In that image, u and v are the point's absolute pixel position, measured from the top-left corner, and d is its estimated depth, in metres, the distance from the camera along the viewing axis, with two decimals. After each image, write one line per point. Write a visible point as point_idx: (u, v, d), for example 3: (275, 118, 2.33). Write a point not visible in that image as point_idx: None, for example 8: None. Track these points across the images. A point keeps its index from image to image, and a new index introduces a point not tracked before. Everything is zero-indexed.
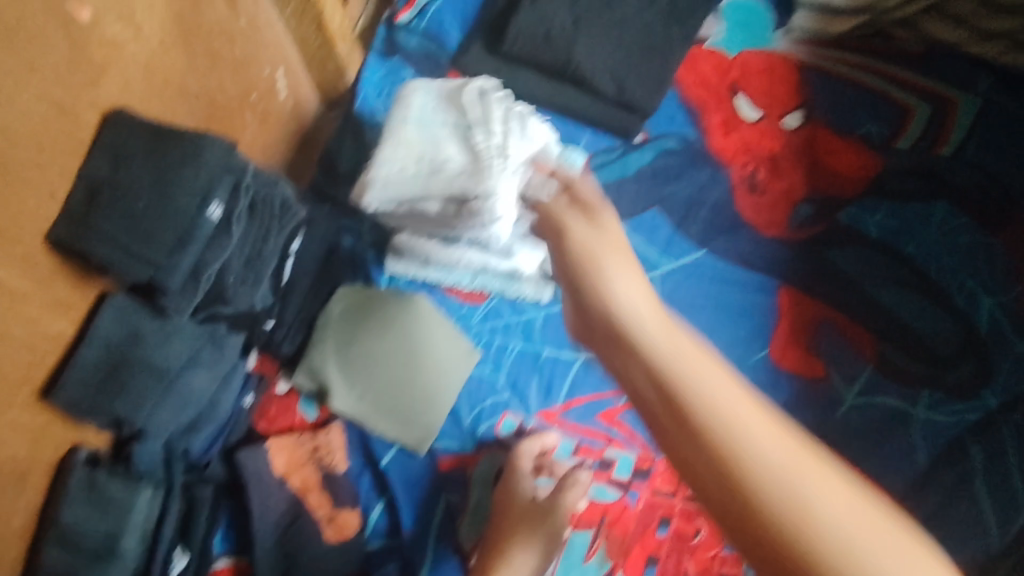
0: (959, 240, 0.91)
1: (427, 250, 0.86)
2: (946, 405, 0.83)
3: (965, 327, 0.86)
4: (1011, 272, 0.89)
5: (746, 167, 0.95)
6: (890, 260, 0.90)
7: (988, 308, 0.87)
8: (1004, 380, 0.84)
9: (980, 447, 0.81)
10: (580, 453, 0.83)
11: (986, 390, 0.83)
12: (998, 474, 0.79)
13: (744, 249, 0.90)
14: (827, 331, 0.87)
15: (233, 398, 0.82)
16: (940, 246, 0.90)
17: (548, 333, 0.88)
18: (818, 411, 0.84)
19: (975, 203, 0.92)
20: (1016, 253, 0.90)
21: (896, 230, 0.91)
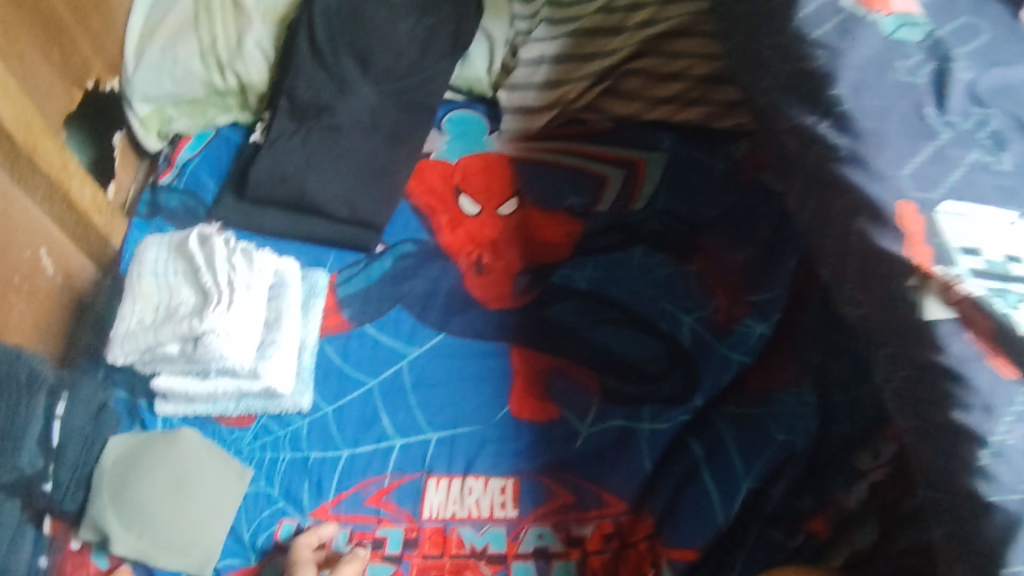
0: (656, 275, 1.06)
1: (184, 388, 0.97)
2: (663, 414, 0.97)
3: (670, 347, 1.01)
4: (704, 292, 1.04)
5: (471, 255, 1.07)
6: (601, 305, 1.04)
7: (688, 325, 1.02)
8: (708, 382, 0.98)
9: (700, 442, 0.94)
10: (355, 538, 0.92)
11: (694, 394, 0.97)
12: (715, 461, 0.92)
13: (477, 324, 1.03)
14: (557, 378, 1.00)
15: (24, 562, 0.86)
16: (641, 284, 1.05)
17: (314, 438, 0.98)
18: (558, 446, 0.96)
19: (668, 243, 1.08)
20: (708, 274, 1.05)
21: (603, 279, 1.05)
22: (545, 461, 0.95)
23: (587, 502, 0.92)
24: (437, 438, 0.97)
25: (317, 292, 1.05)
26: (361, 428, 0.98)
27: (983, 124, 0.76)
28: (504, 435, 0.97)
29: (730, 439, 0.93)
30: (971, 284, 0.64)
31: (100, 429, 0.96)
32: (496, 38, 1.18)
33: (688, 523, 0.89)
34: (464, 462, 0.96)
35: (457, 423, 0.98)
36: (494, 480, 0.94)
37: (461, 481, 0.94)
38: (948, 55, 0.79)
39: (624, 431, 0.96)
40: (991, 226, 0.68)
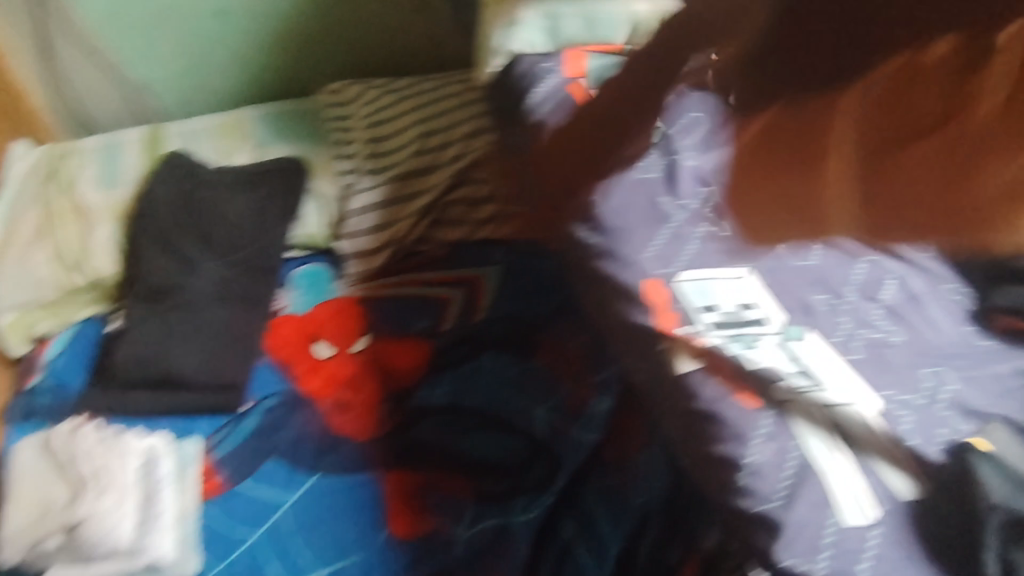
0: (508, 373, 1.16)
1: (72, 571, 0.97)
2: (535, 502, 1.05)
3: (530, 440, 1.11)
4: (554, 384, 1.14)
5: (335, 398, 1.16)
6: (461, 412, 1.13)
7: (545, 417, 1.11)
8: (568, 463, 1.07)
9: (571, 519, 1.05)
10: None
11: (557, 476, 1.06)
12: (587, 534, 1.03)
13: (346, 459, 1.11)
14: (432, 493, 1.07)
15: None
16: (494, 385, 1.15)
17: None
18: (438, 553, 1.03)
19: (508, 345, 1.19)
20: (551, 364, 1.17)
21: (460, 390, 1.15)
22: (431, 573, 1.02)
23: None
24: None
25: (191, 459, 1.10)
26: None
27: (710, 200, 0.88)
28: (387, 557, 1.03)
29: (598, 514, 1.04)
30: (713, 337, 0.77)
31: None
32: (326, 197, 1.37)
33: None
34: None
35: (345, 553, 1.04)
36: None
37: None
38: (673, 149, 0.92)
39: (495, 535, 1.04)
40: (730, 284, 0.80)
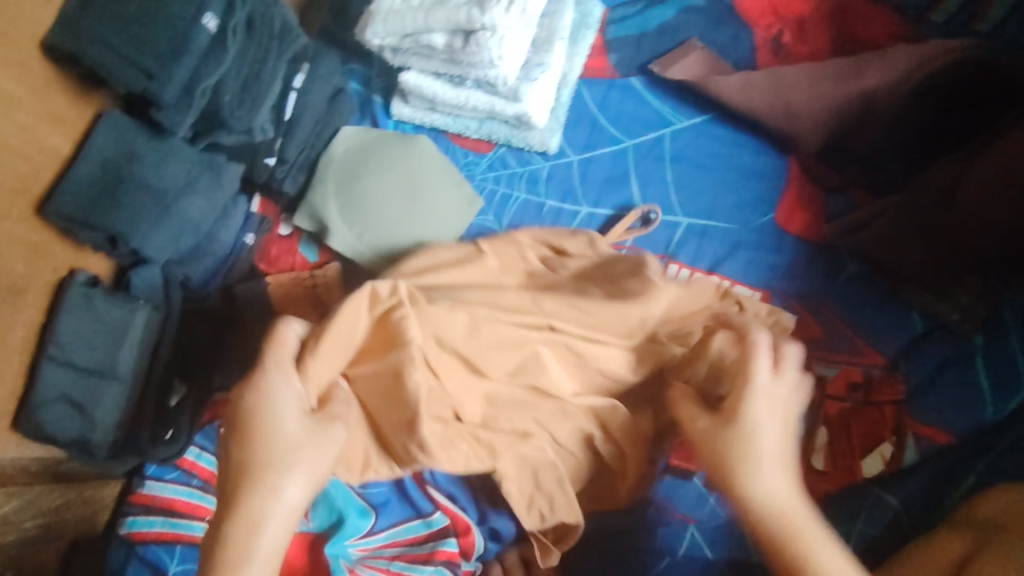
0: (980, 101, 0.79)
1: (433, 92, 0.83)
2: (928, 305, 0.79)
3: (978, 248, 0.77)
4: None
5: (771, 29, 0.90)
6: (898, 135, 0.82)
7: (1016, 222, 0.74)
8: (998, 286, 0.79)
9: (981, 337, 0.78)
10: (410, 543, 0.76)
11: (998, 285, 0.78)
12: (996, 351, 0.77)
13: (750, 87, 0.84)
14: (837, 199, 0.84)
15: (234, 232, 0.82)
16: (946, 105, 0.80)
17: (554, 184, 0.85)
18: (821, 273, 0.82)
19: (1006, 73, 0.77)
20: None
21: (917, 120, 0.81)
22: (803, 287, 0.81)
23: (838, 346, 0.79)
24: (690, 226, 0.83)
25: (591, 22, 0.88)
26: (610, 187, 0.85)
27: None
28: (763, 245, 0.82)
29: (1015, 332, 0.77)
30: None
31: (333, 113, 0.85)
32: None
33: (942, 404, 0.76)
34: (712, 260, 0.82)
35: (714, 215, 0.84)
36: (740, 288, 0.80)
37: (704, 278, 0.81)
38: None
39: (906, 304, 0.80)
40: None
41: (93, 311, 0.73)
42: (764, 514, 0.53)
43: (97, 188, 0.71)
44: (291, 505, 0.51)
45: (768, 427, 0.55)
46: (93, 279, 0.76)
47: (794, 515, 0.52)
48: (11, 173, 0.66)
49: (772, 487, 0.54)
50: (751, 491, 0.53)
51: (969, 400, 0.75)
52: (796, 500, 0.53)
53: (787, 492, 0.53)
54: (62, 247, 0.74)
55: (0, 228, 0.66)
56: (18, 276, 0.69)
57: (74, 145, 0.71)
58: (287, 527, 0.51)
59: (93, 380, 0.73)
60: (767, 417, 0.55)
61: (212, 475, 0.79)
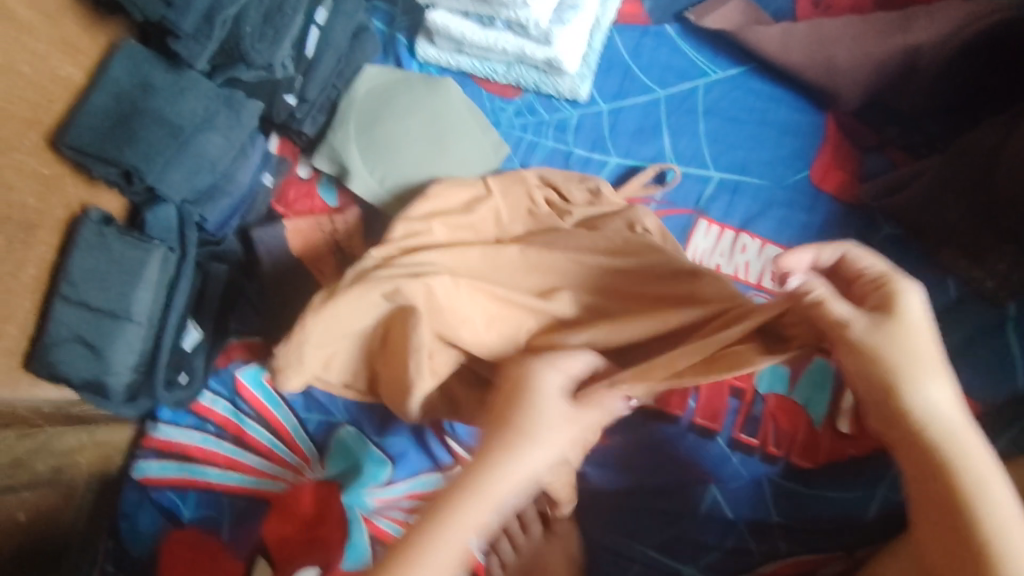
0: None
1: (460, 32, 0.79)
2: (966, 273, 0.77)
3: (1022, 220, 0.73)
4: None
5: None
6: (944, 95, 0.79)
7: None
8: None
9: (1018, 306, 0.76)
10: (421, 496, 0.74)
11: None
12: None
13: (788, 38, 0.81)
14: (873, 158, 0.82)
15: (251, 173, 0.79)
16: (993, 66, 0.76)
17: (583, 133, 0.82)
18: (855, 234, 0.80)
19: None
20: None
21: (963, 80, 0.77)
22: None
23: None
24: (721, 181, 0.81)
25: None
26: (640, 137, 0.82)
27: None
28: (796, 203, 0.80)
29: None
30: None
31: (356, 51, 0.82)
32: None
33: (974, 371, 0.74)
34: (744, 217, 0.80)
35: (747, 170, 0.81)
36: (771, 247, 0.78)
37: (736, 235, 0.79)
38: None
39: (941, 269, 0.78)
40: None
41: (107, 250, 0.70)
42: (924, 415, 0.48)
43: (112, 121, 0.68)
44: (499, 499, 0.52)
45: (923, 352, 0.49)
46: (107, 217, 0.73)
47: (957, 433, 0.48)
48: (21, 102, 0.64)
49: (869, 388, 0.50)
50: (915, 398, 0.48)
51: (997, 369, 0.74)
52: (954, 406, 0.49)
53: (953, 406, 0.49)
54: (75, 183, 0.71)
55: (11, 160, 0.64)
56: (30, 210, 0.67)
57: (88, 77, 0.69)
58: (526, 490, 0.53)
59: (104, 323, 0.70)
60: (920, 318, 0.50)
61: (227, 421, 0.78)
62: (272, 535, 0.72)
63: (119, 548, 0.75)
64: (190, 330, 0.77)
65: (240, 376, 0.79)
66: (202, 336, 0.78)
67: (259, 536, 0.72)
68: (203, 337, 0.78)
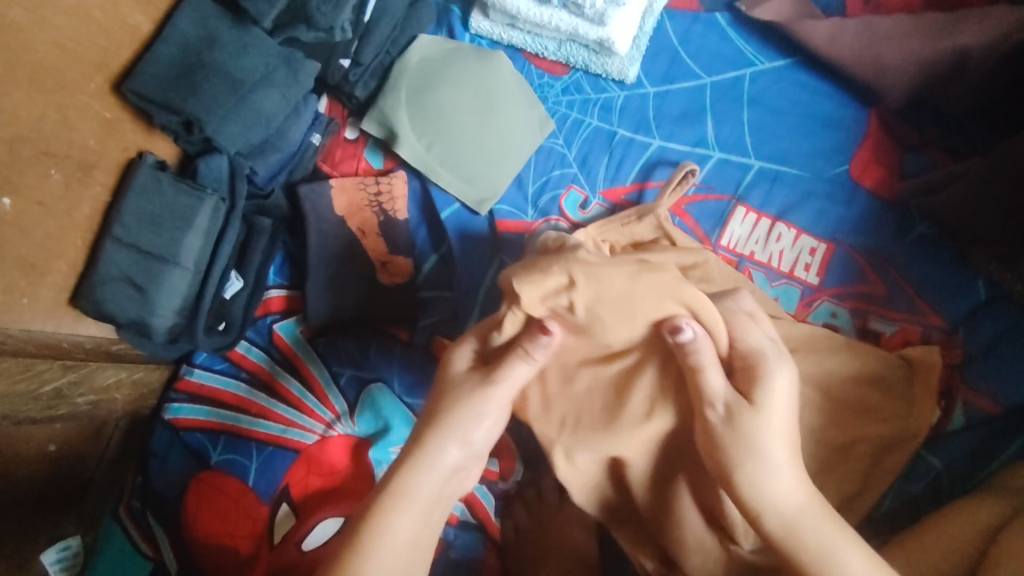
0: None
1: (516, 8, 0.81)
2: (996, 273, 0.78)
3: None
4: None
5: None
6: (989, 100, 0.79)
7: None
8: None
9: None
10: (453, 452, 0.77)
11: None
12: None
13: (837, 33, 0.81)
14: (914, 157, 0.83)
15: (302, 131, 0.82)
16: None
17: (628, 115, 0.84)
18: (889, 231, 0.81)
19: None
20: None
21: (1010, 86, 0.78)
22: (870, 243, 0.80)
23: (898, 304, 0.79)
24: (761, 170, 0.82)
25: None
26: (684, 122, 0.83)
27: None
28: (834, 196, 0.81)
29: None
30: None
31: (411, 19, 0.83)
32: None
33: (997, 372, 0.76)
34: (781, 207, 0.81)
35: (787, 161, 0.82)
36: (806, 237, 0.80)
37: (771, 224, 0.80)
38: None
39: (972, 270, 0.79)
40: None
41: (161, 196, 0.73)
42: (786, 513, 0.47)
43: (177, 72, 0.70)
44: (427, 496, 0.53)
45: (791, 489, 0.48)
46: (162, 162, 0.76)
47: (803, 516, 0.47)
48: (90, 47, 0.66)
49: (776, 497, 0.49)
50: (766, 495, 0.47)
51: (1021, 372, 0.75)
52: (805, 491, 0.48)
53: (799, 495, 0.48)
54: (133, 128, 0.74)
55: (76, 101, 0.66)
56: (90, 151, 0.69)
57: (154, 26, 0.71)
58: (417, 528, 0.52)
59: (155, 267, 0.73)
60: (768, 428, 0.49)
61: (260, 369, 0.80)
62: (296, 488, 0.74)
63: (147, 485, 0.78)
64: (233, 280, 0.80)
65: (277, 329, 0.81)
66: (244, 285, 0.80)
67: (284, 484, 0.75)
68: (245, 287, 0.80)
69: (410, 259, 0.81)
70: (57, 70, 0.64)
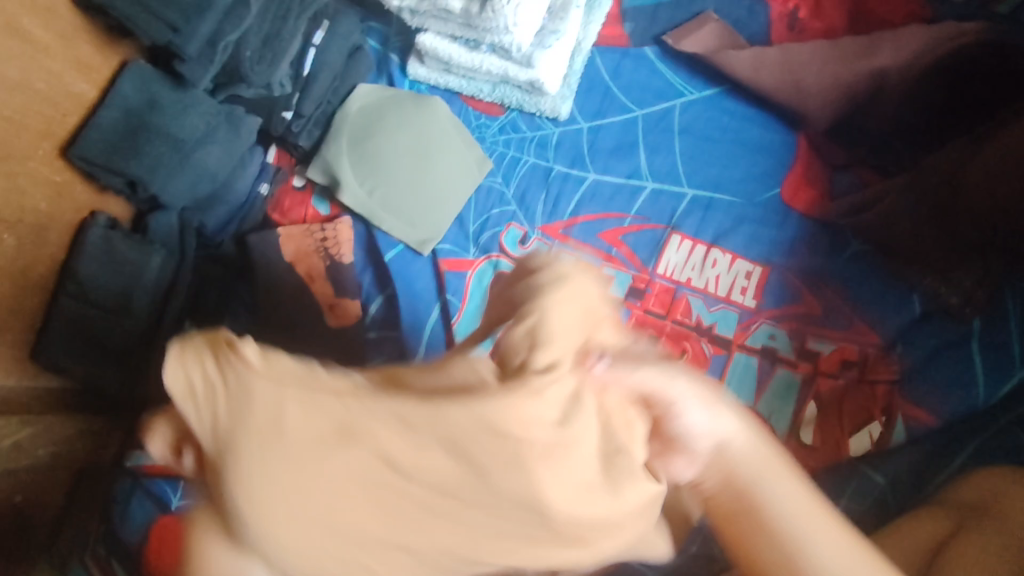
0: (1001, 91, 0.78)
1: (448, 54, 0.83)
2: (930, 288, 0.80)
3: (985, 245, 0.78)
4: None
5: (788, 3, 0.88)
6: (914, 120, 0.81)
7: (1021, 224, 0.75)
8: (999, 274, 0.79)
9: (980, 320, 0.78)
10: None
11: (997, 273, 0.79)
12: (994, 337, 0.78)
13: (762, 61, 0.84)
14: (843, 176, 0.85)
15: (249, 182, 0.86)
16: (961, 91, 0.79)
17: (562, 150, 0.86)
18: (823, 250, 0.83)
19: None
20: None
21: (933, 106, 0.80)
22: (804, 263, 0.82)
23: (834, 322, 0.80)
24: (694, 197, 0.84)
25: None
26: (618, 154, 0.86)
27: None
28: (766, 220, 0.83)
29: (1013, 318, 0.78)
30: None
31: (350, 71, 0.87)
32: None
33: (935, 386, 0.77)
34: (714, 233, 0.83)
35: (720, 188, 0.84)
36: (740, 262, 0.82)
37: (706, 250, 0.82)
38: None
39: (906, 284, 0.81)
40: None
41: (112, 253, 0.76)
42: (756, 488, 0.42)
43: (120, 135, 0.73)
44: None
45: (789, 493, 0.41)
46: (113, 221, 0.79)
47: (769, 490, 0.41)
48: (35, 115, 0.69)
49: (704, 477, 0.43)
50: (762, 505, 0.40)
51: (954, 384, 0.76)
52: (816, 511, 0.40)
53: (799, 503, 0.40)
54: (83, 190, 0.77)
55: (25, 168, 0.70)
56: (41, 215, 0.72)
57: (98, 92, 0.75)
58: None
59: (109, 319, 0.76)
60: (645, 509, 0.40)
61: None
62: None
63: (111, 531, 0.80)
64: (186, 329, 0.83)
65: None
66: (197, 333, 0.84)
67: None
68: (198, 335, 0.84)
69: (357, 302, 0.83)
70: (5, 141, 0.66)
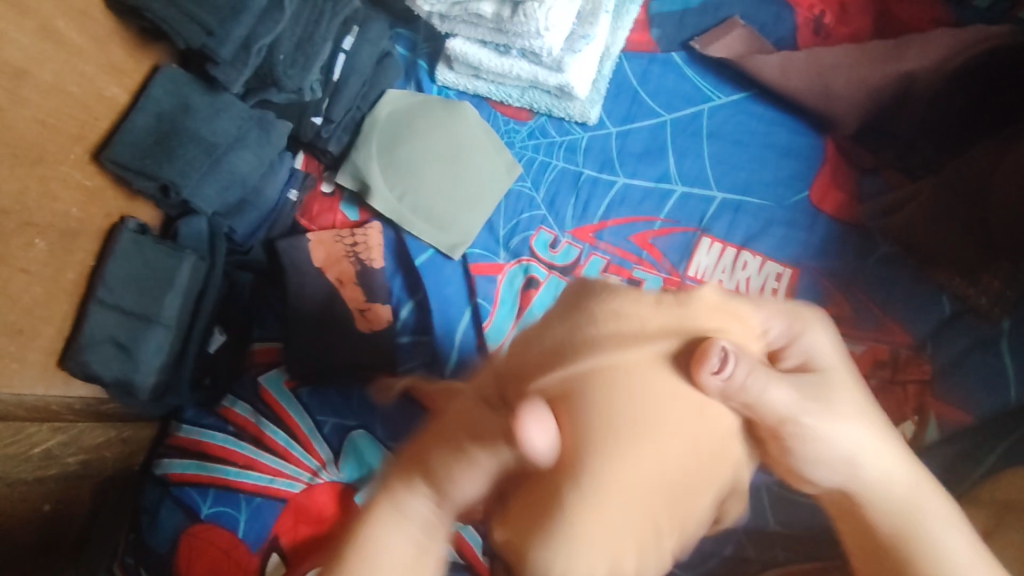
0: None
1: (478, 59, 0.84)
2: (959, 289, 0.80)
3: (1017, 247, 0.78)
4: None
5: (813, 9, 0.89)
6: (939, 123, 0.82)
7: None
8: None
9: (1011, 321, 0.78)
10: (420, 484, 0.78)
11: None
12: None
13: (789, 65, 0.85)
14: (871, 180, 0.86)
15: (278, 188, 0.85)
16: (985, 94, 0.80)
17: (591, 154, 0.87)
18: (852, 252, 0.83)
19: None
20: None
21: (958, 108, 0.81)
22: (834, 265, 0.83)
23: (865, 322, 0.80)
24: (724, 200, 0.84)
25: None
26: (647, 158, 0.86)
27: None
28: (796, 222, 0.84)
29: None
30: None
31: (379, 76, 0.87)
32: None
33: (966, 386, 0.77)
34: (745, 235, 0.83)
35: (750, 191, 0.85)
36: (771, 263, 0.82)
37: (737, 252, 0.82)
38: None
39: (935, 286, 0.81)
40: None
41: (143, 257, 0.75)
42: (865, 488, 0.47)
43: (153, 139, 0.73)
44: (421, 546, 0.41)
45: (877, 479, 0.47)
46: (142, 227, 0.78)
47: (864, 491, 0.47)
48: (69, 118, 0.68)
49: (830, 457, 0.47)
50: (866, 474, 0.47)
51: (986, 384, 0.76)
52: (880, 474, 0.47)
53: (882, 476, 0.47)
54: (115, 195, 0.76)
55: (58, 172, 0.69)
56: (72, 219, 0.71)
57: (130, 96, 0.75)
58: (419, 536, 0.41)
59: (137, 325, 0.74)
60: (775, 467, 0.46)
61: (246, 422, 0.81)
62: (286, 537, 0.76)
63: (140, 540, 0.79)
64: (216, 335, 0.82)
65: (263, 381, 0.83)
66: (226, 340, 0.83)
67: (274, 534, 0.76)
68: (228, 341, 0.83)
69: (387, 307, 0.83)
70: (38, 145, 0.66)
